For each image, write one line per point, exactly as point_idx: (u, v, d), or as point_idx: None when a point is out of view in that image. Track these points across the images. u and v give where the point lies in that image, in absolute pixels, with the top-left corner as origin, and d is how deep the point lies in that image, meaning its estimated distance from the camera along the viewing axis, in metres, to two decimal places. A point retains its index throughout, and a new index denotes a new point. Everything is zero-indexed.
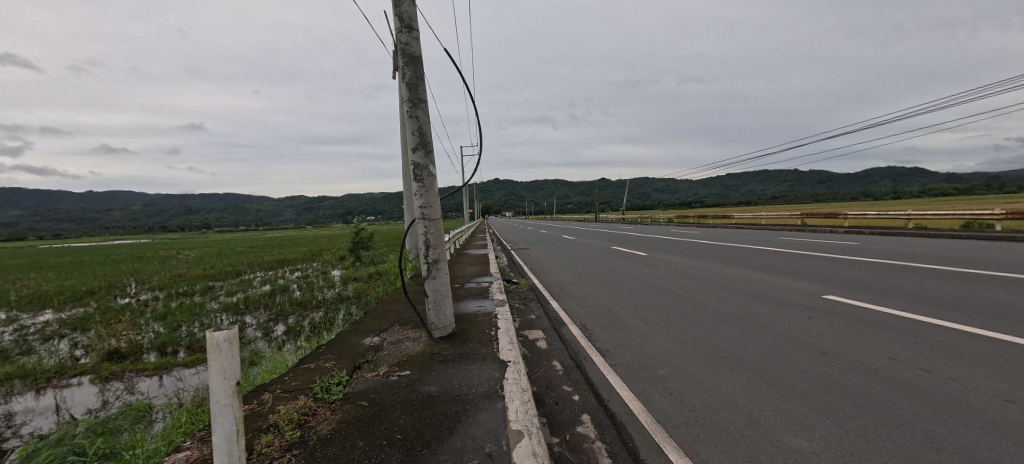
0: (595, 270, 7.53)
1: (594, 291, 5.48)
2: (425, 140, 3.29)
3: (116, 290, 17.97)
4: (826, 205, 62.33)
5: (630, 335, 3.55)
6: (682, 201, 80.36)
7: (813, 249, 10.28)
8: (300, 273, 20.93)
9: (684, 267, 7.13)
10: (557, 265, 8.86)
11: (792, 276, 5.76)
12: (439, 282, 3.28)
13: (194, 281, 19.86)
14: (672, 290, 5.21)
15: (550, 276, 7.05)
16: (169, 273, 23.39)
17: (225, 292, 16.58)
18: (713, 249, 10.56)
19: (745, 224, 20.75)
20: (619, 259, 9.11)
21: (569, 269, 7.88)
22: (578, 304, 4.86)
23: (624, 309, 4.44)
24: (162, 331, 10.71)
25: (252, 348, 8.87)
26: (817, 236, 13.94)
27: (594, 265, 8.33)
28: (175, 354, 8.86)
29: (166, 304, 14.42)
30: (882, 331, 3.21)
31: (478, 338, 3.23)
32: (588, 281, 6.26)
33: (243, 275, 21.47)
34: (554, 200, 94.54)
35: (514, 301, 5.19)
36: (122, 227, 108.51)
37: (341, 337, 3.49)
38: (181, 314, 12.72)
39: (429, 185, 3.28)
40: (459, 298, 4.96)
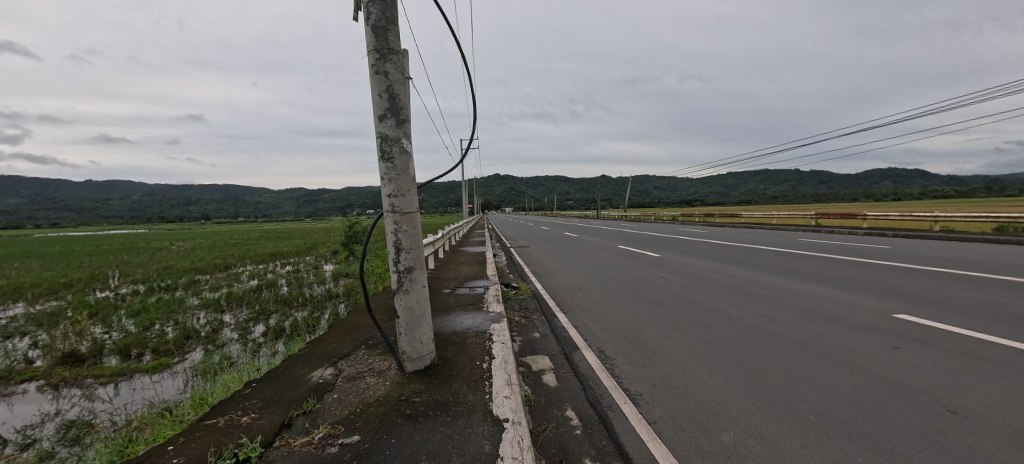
0: (604, 273, 6.70)
1: (609, 301, 4.63)
2: (397, 106, 2.41)
3: (95, 282, 17.10)
4: (831, 206, 61.48)
5: (666, 368, 2.70)
6: (684, 200, 79.60)
7: (839, 252, 9.46)
8: (291, 268, 20.08)
9: (706, 272, 6.29)
10: (560, 266, 8.00)
11: (834, 286, 4.99)
12: (414, 298, 2.44)
13: (180, 274, 18.99)
14: (702, 301, 4.38)
15: (555, 279, 6.20)
16: (156, 265, 22.52)
17: (210, 287, 15.71)
18: (730, 251, 9.72)
19: (756, 224, 19.91)
20: (629, 261, 8.26)
21: (575, 272, 7.03)
22: (590, 318, 4.04)
23: (649, 327, 3.59)
24: (130, 331, 9.85)
25: (222, 354, 8.02)
26: (836, 237, 13.15)
27: (602, 268, 7.50)
28: (137, 358, 8.01)
29: (143, 300, 13.55)
30: (1010, 372, 2.40)
31: (466, 376, 2.39)
32: (599, 287, 5.43)
33: (232, 269, 20.59)
34: (555, 196, 93.63)
35: (513, 312, 4.35)
36: (120, 217, 107.71)
37: (286, 366, 2.66)
38: (158, 311, 11.86)
39: (401, 166, 2.41)
40: (447, 309, 4.11)
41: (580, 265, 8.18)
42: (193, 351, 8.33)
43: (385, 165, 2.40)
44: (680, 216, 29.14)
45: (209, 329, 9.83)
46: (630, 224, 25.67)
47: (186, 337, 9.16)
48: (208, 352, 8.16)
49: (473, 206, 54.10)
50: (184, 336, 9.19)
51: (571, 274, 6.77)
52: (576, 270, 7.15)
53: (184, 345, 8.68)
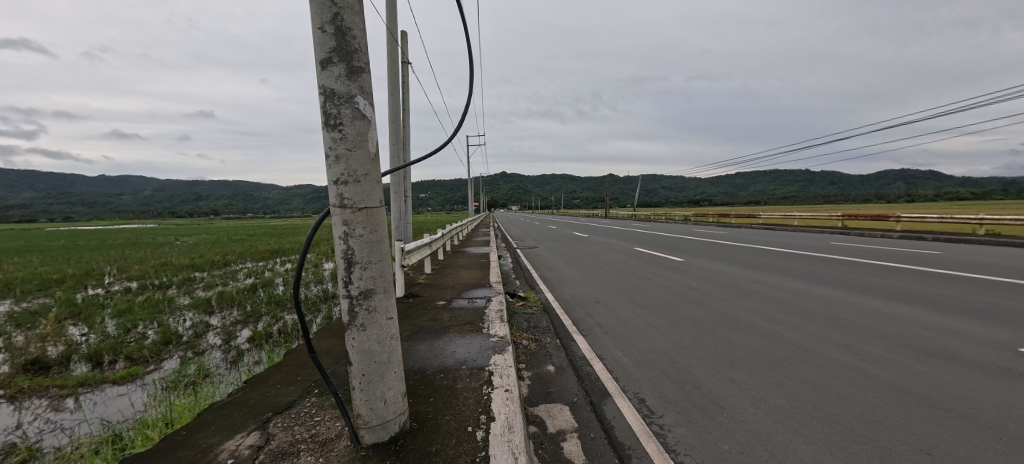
0: (623, 281, 5.89)
1: (638, 321, 3.80)
2: (348, 46, 1.59)
3: (88, 279, 16.59)
4: (847, 207, 59.72)
5: (741, 438, 1.87)
6: (693, 200, 78.22)
7: (883, 258, 8.54)
8: (290, 266, 19.44)
9: (744, 282, 5.41)
10: (572, 272, 7.17)
11: (916, 306, 4.07)
12: (373, 337, 1.63)
13: (175, 272, 18.40)
14: (754, 324, 3.54)
15: (568, 289, 5.36)
16: (155, 262, 22.01)
17: (203, 286, 15.05)
18: (761, 256, 8.76)
19: (776, 225, 18.89)
20: (648, 266, 7.39)
21: (589, 279, 6.20)
22: (616, 344, 3.22)
23: (697, 363, 2.76)
24: (108, 334, 9.18)
25: (199, 363, 7.31)
26: (871, 241, 12.12)
27: (618, 274, 6.65)
28: (108, 366, 7.33)
29: (132, 298, 12.94)
30: None
31: (449, 458, 1.57)
32: (621, 301, 4.59)
33: (230, 266, 19.95)
34: (562, 195, 92.53)
35: (520, 334, 3.53)
36: (130, 211, 108.65)
37: (196, 427, 1.88)
38: (144, 311, 11.21)
39: (354, 137, 1.60)
40: (437, 329, 3.31)
41: (594, 270, 7.35)
42: (169, 359, 7.63)
43: (333, 136, 1.58)
44: (693, 216, 28.04)
45: (192, 334, 9.13)
46: (642, 225, 24.72)
47: (166, 343, 8.48)
48: (184, 360, 7.45)
49: (479, 204, 53.23)
50: (163, 341, 8.51)
51: (585, 281, 5.95)
52: (591, 277, 6.33)
53: (161, 352, 8.00)
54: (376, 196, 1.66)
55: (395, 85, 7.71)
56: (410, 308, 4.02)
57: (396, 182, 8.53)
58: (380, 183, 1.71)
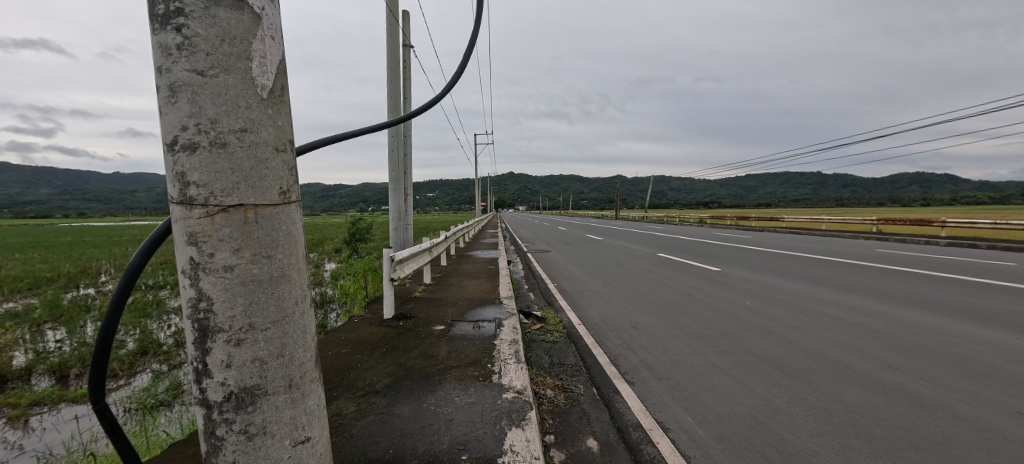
0: (657, 296, 4.96)
1: (698, 360, 2.86)
2: None
3: (83, 277, 16.01)
4: (866, 210, 57.73)
5: None
6: (704, 202, 77.00)
7: (946, 269, 7.51)
8: None
9: (810, 302, 4.44)
10: (592, 279, 6.26)
11: None
12: None
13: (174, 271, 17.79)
14: (862, 372, 2.60)
15: (593, 308, 4.42)
16: (155, 260, 21.47)
17: None
18: (806, 265, 7.77)
19: (802, 229, 17.80)
20: (679, 276, 6.45)
21: (616, 292, 5.26)
22: (680, 403, 2.29)
23: (817, 447, 1.83)
24: (83, 340, 8.41)
25: (172, 380, 6.48)
26: (917, 249, 11.01)
27: (647, 284, 5.72)
28: (72, 381, 6.51)
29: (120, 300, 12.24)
30: None
31: None
32: (664, 327, 3.66)
33: None
34: (571, 196, 91.45)
35: (542, 378, 2.62)
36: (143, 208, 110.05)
37: None
38: (129, 315, 10.48)
39: (213, 50, 0.71)
40: (429, 373, 2.44)
41: (617, 278, 6.43)
42: (140, 374, 6.81)
43: (165, 41, 0.70)
44: (709, 219, 26.90)
45: (173, 342, 8.35)
46: (656, 227, 23.73)
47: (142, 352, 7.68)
48: (157, 375, 6.65)
49: (487, 204, 52.41)
50: (139, 351, 7.71)
51: (612, 296, 5.02)
52: (617, 289, 5.40)
53: (136, 363, 7.21)
54: (281, 172, 0.80)
55: (394, 69, 6.84)
56: (399, 336, 3.12)
57: (395, 179, 7.63)
58: (292, 146, 0.84)
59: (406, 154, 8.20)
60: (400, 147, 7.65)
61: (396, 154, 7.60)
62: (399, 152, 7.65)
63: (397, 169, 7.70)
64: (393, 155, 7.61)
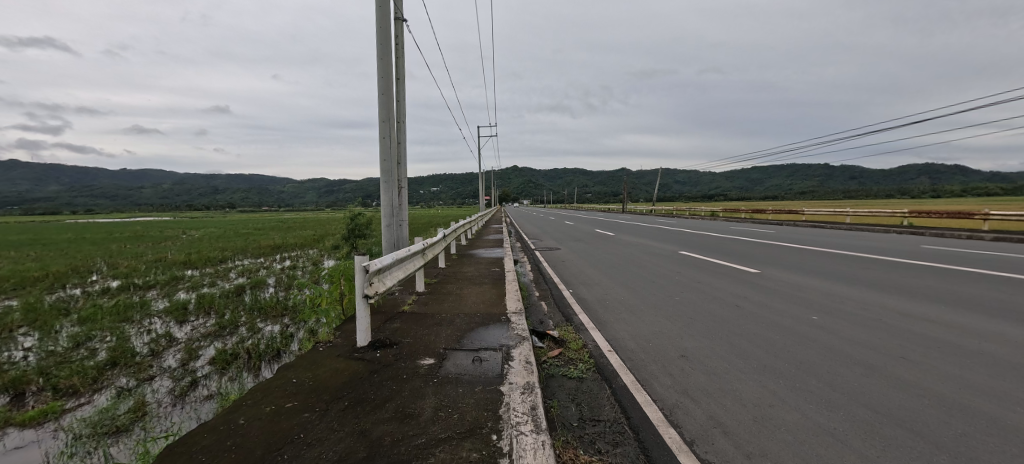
0: (697, 306, 4.17)
1: (793, 419, 2.01)
2: None
3: (73, 276, 15.33)
4: (880, 202, 56.41)
5: None
6: (710, 195, 75.80)
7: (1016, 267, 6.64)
8: (288, 265, 18.11)
9: (891, 318, 3.65)
10: (613, 283, 5.47)
11: None
12: None
13: (166, 269, 17.06)
14: None
15: (622, 325, 3.63)
16: (149, 258, 20.73)
17: (188, 288, 13.61)
18: (851, 262, 6.95)
19: (825, 223, 16.82)
20: (713, 277, 5.67)
21: (645, 300, 4.46)
22: None
23: None
24: (50, 348, 7.60)
25: (137, 399, 5.64)
26: (959, 243, 10.17)
27: (680, 290, 4.93)
28: (24, 399, 5.64)
29: (102, 302, 11.49)
30: None
31: None
32: (721, 356, 2.85)
33: (227, 264, 18.64)
34: (576, 189, 90.33)
35: (574, 451, 1.77)
36: (148, 204, 110.33)
37: None
38: (107, 319, 9.73)
39: None
40: (402, 453, 1.59)
41: (641, 281, 5.64)
42: (104, 390, 5.96)
43: None
44: (721, 212, 25.91)
45: (148, 351, 7.57)
46: (667, 221, 22.78)
47: (112, 363, 6.90)
48: (121, 393, 5.82)
49: (491, 198, 51.39)
50: (107, 362, 6.90)
51: (642, 306, 4.23)
52: (646, 297, 4.60)
53: (101, 376, 6.41)
54: None
55: None
56: (370, 379, 2.29)
57: (388, 170, 6.80)
58: None
59: (399, 142, 7.36)
60: (392, 135, 6.81)
61: (388, 142, 6.76)
62: (392, 140, 6.81)
63: (391, 159, 6.85)
64: (385, 143, 6.78)
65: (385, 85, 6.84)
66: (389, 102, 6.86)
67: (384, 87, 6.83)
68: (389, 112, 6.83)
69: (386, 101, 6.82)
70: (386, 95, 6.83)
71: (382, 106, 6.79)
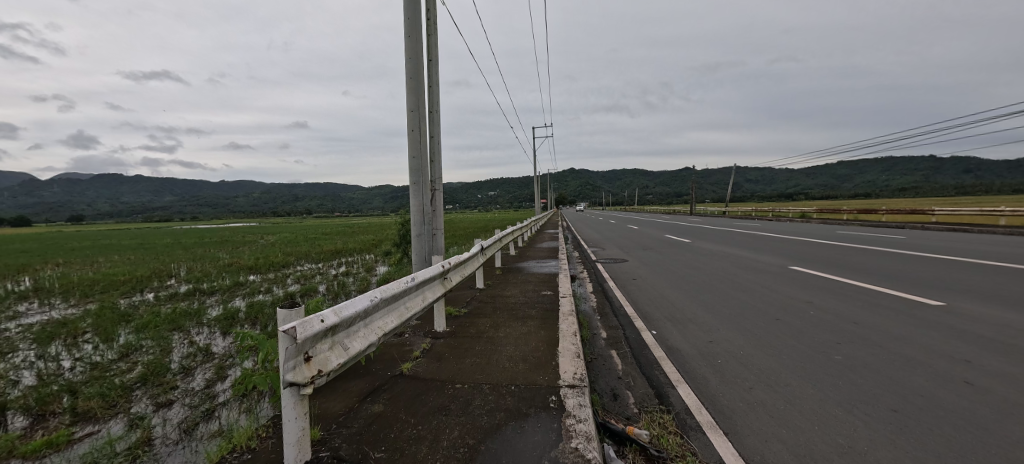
0: (889, 381, 2.42)
1: None
2: None
3: (154, 282, 16.56)
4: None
5: None
6: (789, 195, 67.74)
7: None
8: (340, 271, 18.22)
9: None
10: (713, 318, 3.76)
11: None
12: None
13: (232, 275, 17.92)
14: None
15: (767, 423, 2.01)
16: (223, 263, 22.26)
17: (243, 295, 13.88)
18: None
19: (970, 228, 13.22)
20: (872, 313, 3.73)
21: (782, 358, 2.77)
22: None
23: None
24: (95, 361, 7.53)
25: (143, 433, 4.97)
26: None
27: (833, 337, 3.12)
28: (40, 424, 5.23)
29: (166, 310, 11.93)
30: None
31: None
32: None
33: (286, 270, 19.26)
34: (634, 191, 86.03)
35: None
36: (240, 211, 124.90)
37: None
38: (161, 329, 9.86)
39: None
40: None
41: (756, 313, 3.86)
42: (117, 418, 5.40)
43: None
44: (815, 214, 22.06)
45: (180, 367, 7.20)
46: (749, 225, 19.73)
47: (140, 381, 6.55)
48: (130, 423, 5.20)
49: (545, 201, 49.58)
50: (136, 380, 6.54)
51: (783, 373, 2.56)
52: (780, 350, 2.90)
53: (123, 397, 5.98)
54: None
55: None
56: None
57: (416, 169, 5.65)
58: None
59: (433, 137, 6.22)
60: (421, 127, 5.68)
61: (417, 135, 5.63)
62: (422, 133, 5.68)
63: (420, 155, 5.71)
64: (413, 137, 5.66)
65: (413, 67, 5.73)
66: (418, 88, 5.75)
67: (412, 70, 5.72)
68: (418, 100, 5.72)
69: (415, 87, 5.72)
70: (414, 79, 5.72)
71: (410, 93, 5.69)
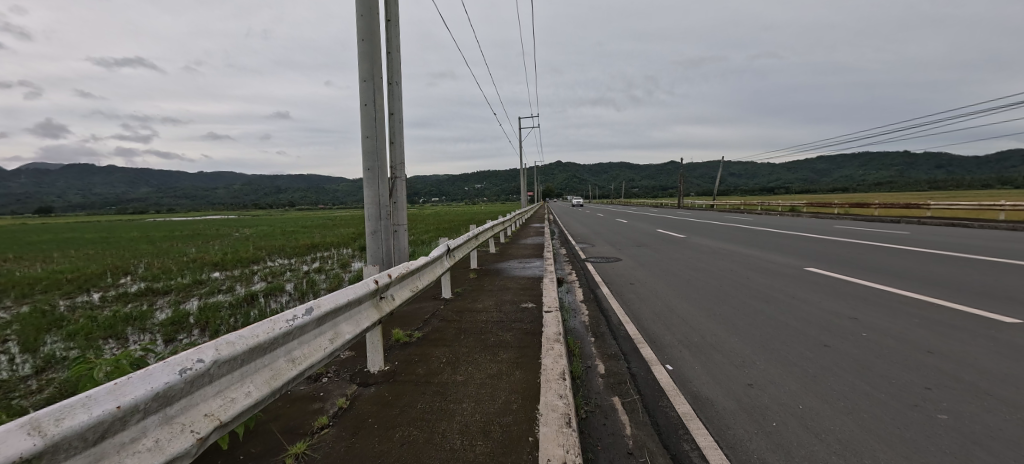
0: None
1: None
2: None
3: (104, 280, 15.08)
4: (1000, 192, 46.83)
5: None
6: (774, 188, 68.28)
7: None
8: (312, 267, 16.99)
9: None
10: (741, 343, 2.86)
11: None
12: None
13: (192, 272, 16.49)
14: None
15: None
16: (187, 258, 20.72)
17: (200, 295, 12.59)
18: None
19: (967, 223, 12.85)
20: (940, 334, 2.92)
21: (865, 422, 1.87)
22: None
23: None
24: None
25: None
26: None
27: (915, 378, 2.26)
28: None
29: (107, 313, 10.63)
30: None
31: None
32: None
33: (253, 266, 17.90)
34: (622, 184, 85.80)
35: None
36: (218, 203, 120.66)
37: None
38: (94, 337, 8.65)
39: None
40: None
41: (795, 335, 2.97)
42: None
43: None
44: (805, 208, 21.73)
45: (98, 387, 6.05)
46: (742, 218, 19.19)
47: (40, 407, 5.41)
48: None
49: (532, 193, 48.03)
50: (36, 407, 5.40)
51: (882, 452, 1.65)
52: (857, 405, 2.00)
53: None
54: None
55: None
56: None
57: (371, 152, 4.62)
58: None
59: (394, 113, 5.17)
60: (377, 101, 4.64)
61: (371, 111, 4.59)
62: (377, 109, 4.63)
63: (376, 135, 4.66)
64: (366, 113, 4.62)
65: (366, 26, 4.63)
66: (374, 52, 4.67)
67: (364, 30, 4.63)
68: (373, 67, 4.65)
69: (369, 52, 4.65)
70: (367, 42, 4.64)
71: (363, 58, 4.62)
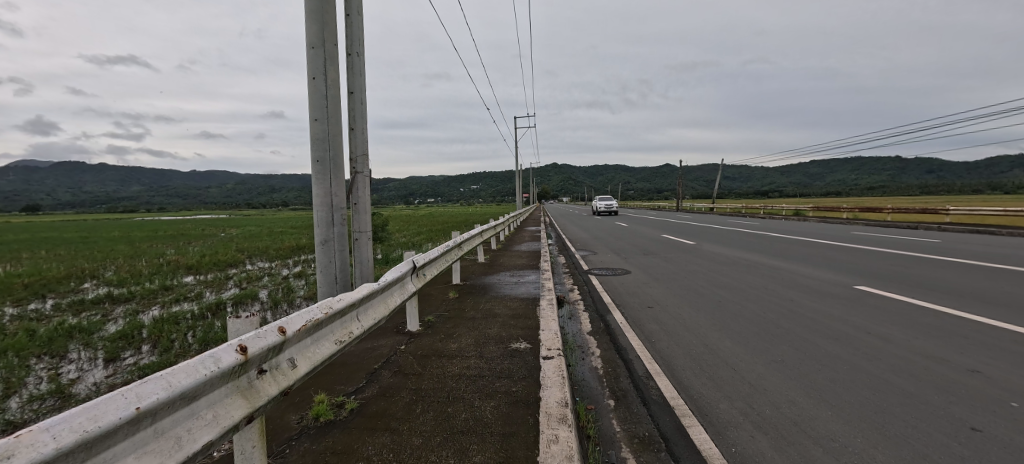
0: None
1: None
2: None
3: (61, 285, 13.79)
4: (1002, 196, 46.33)
5: None
6: (772, 191, 67.81)
7: None
8: (293, 271, 15.80)
9: None
10: (840, 423, 1.88)
11: None
12: None
13: (161, 277, 15.21)
14: None
15: None
16: (160, 260, 19.42)
17: (163, 303, 11.38)
18: None
19: (991, 228, 12.04)
20: None
21: None
22: None
23: None
24: None
25: None
26: None
27: None
28: None
29: (51, 325, 9.41)
30: None
31: None
32: None
33: (229, 269, 16.66)
34: (619, 186, 85.06)
35: None
36: (208, 203, 118.38)
37: None
38: (23, 355, 7.47)
39: None
40: None
41: (913, 406, 2.00)
42: None
43: None
44: (811, 212, 20.96)
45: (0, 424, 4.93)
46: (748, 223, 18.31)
47: None
48: None
49: (529, 195, 46.92)
50: None
51: None
52: None
53: None
54: None
55: None
56: None
57: (320, 139, 3.59)
58: None
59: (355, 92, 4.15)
60: (329, 73, 3.62)
61: (321, 86, 3.57)
62: (329, 84, 3.61)
63: (328, 117, 3.62)
64: (315, 88, 3.59)
65: None
66: (327, 12, 3.65)
67: None
68: (324, 30, 3.63)
69: (320, 11, 3.63)
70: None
71: (311, 19, 3.60)
